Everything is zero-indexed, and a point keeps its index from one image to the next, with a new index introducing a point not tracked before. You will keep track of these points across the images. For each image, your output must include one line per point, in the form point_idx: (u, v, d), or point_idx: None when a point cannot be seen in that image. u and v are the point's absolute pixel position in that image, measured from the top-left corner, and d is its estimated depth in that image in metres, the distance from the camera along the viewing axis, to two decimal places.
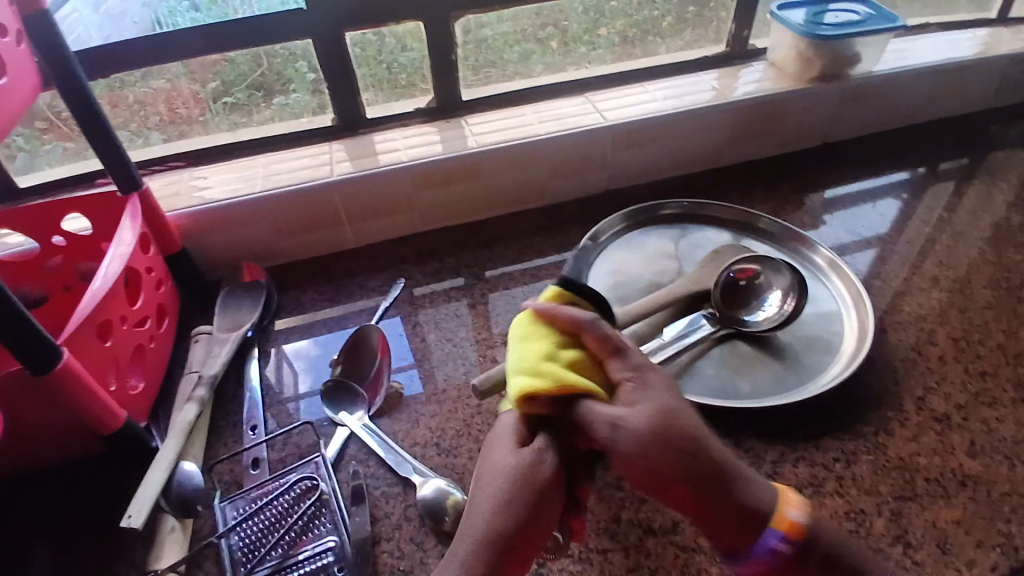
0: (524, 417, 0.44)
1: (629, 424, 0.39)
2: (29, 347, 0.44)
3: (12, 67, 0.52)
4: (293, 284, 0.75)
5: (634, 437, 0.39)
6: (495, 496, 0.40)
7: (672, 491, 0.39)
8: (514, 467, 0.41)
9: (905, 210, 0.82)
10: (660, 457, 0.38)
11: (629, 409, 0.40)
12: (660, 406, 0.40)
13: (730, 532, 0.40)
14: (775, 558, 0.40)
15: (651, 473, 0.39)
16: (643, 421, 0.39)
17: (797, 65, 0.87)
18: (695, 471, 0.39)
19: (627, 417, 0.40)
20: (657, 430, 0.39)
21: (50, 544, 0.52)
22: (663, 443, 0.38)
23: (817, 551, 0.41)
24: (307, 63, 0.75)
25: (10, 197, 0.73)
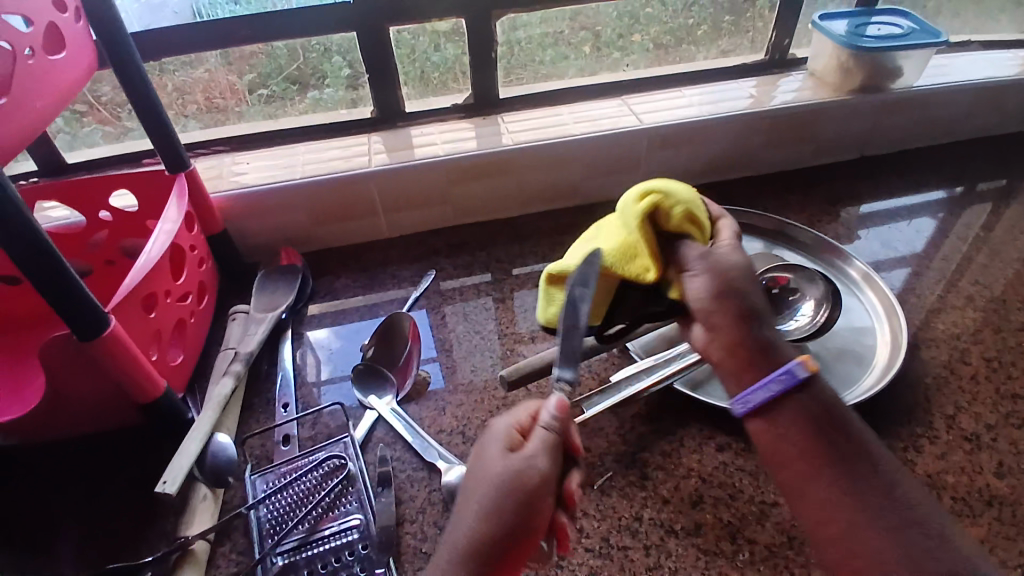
0: (521, 418, 0.45)
1: (711, 262, 0.48)
2: (76, 313, 0.46)
3: (70, 43, 0.55)
4: (326, 270, 0.76)
5: (717, 272, 0.48)
6: (481, 506, 0.41)
7: (726, 313, 0.47)
8: (502, 478, 0.41)
9: (942, 227, 0.81)
10: (725, 287, 0.47)
11: (715, 256, 0.49)
12: (738, 258, 0.49)
13: (748, 366, 0.46)
14: (794, 380, 0.45)
15: (714, 298, 0.47)
16: (729, 259, 0.49)
17: (837, 76, 0.86)
18: (745, 302, 0.47)
19: (714, 256, 0.49)
20: (734, 270, 0.48)
21: (89, 506, 0.54)
22: (733, 277, 0.48)
23: (820, 402, 0.45)
24: (343, 58, 0.77)
25: (58, 172, 0.76)
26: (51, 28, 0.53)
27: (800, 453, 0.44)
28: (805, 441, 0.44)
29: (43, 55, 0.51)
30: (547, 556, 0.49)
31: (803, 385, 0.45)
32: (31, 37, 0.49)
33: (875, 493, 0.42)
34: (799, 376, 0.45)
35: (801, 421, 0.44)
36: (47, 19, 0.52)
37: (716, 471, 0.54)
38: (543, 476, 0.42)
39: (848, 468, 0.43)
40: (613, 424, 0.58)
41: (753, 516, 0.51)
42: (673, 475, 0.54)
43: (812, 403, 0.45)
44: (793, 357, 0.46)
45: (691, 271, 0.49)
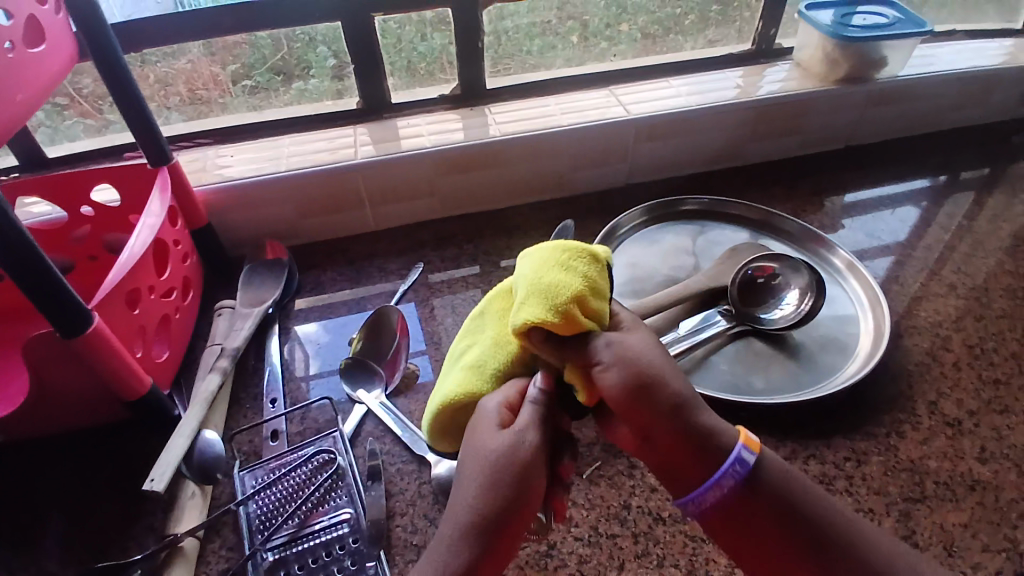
0: (510, 395, 0.44)
1: (623, 347, 0.42)
2: (60, 311, 0.46)
3: (50, 35, 0.54)
4: (313, 264, 0.76)
5: (630, 363, 0.41)
6: (481, 477, 0.39)
7: (658, 410, 0.40)
8: (499, 451, 0.40)
9: (925, 217, 0.82)
10: (643, 377, 0.40)
11: (626, 340, 0.42)
12: (651, 346, 0.42)
13: (693, 462, 0.40)
14: (744, 470, 0.40)
15: (629, 397, 0.40)
16: (643, 343, 0.42)
17: (823, 66, 0.86)
18: (673, 393, 0.40)
19: (628, 341, 0.42)
20: (654, 361, 0.41)
21: (74, 503, 0.54)
22: (657, 367, 0.41)
23: (773, 484, 0.40)
24: (328, 48, 0.76)
25: (37, 165, 0.75)
26: (32, 20, 0.52)
27: (772, 534, 0.40)
28: (775, 529, 0.39)
29: (22, 48, 0.50)
30: (537, 546, 0.50)
31: (754, 472, 0.40)
32: (11, 30, 0.48)
33: (857, 574, 0.38)
34: (749, 462, 0.40)
35: (766, 515, 0.39)
36: (27, 11, 0.51)
37: None
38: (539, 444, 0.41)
39: (819, 544, 0.39)
40: None
41: None
42: None
43: (773, 490, 0.40)
44: (736, 437, 0.41)
45: (599, 358, 0.42)
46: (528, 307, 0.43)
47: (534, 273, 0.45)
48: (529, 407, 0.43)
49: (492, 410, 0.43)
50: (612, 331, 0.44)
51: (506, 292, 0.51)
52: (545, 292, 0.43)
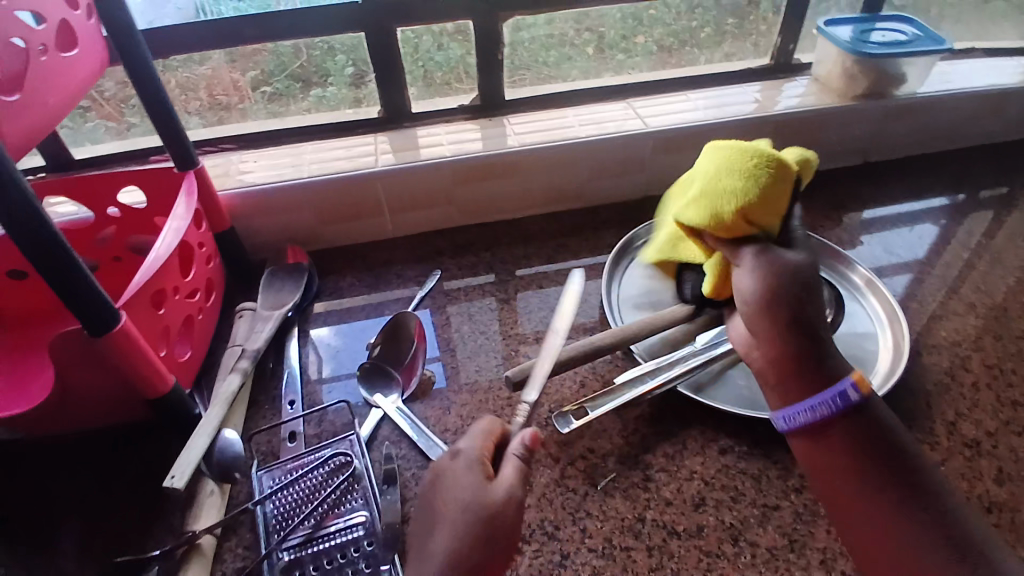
0: (485, 443, 0.47)
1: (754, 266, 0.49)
2: (86, 309, 0.47)
3: (82, 40, 0.55)
4: (332, 269, 0.77)
5: (754, 287, 0.49)
6: (463, 528, 0.43)
7: (782, 337, 0.47)
8: (479, 505, 0.44)
9: (943, 234, 0.82)
10: (782, 289, 0.48)
11: (763, 259, 0.49)
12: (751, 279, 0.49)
13: (804, 388, 0.47)
14: (845, 404, 0.45)
15: (763, 300, 0.48)
16: (754, 278, 0.49)
17: (840, 81, 0.87)
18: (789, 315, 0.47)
19: (747, 273, 0.50)
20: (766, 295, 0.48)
21: (94, 500, 0.55)
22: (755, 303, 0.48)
23: (857, 429, 0.45)
24: (348, 57, 0.78)
25: (66, 167, 0.77)
26: (64, 25, 0.53)
27: (849, 486, 0.44)
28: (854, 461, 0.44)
29: (55, 52, 0.51)
30: (549, 555, 0.50)
31: (857, 407, 0.45)
32: (43, 34, 0.50)
33: (931, 516, 0.42)
34: (852, 398, 0.45)
35: (860, 442, 0.45)
36: (59, 16, 0.52)
37: (718, 474, 0.55)
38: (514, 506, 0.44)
39: (903, 479, 0.44)
40: (616, 425, 0.58)
41: (754, 518, 0.52)
42: (675, 476, 0.54)
43: (869, 423, 0.45)
44: (847, 377, 0.46)
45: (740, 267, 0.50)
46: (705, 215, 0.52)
47: (710, 175, 0.52)
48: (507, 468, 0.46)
49: (468, 459, 0.46)
50: (766, 243, 0.50)
51: (679, 185, 0.60)
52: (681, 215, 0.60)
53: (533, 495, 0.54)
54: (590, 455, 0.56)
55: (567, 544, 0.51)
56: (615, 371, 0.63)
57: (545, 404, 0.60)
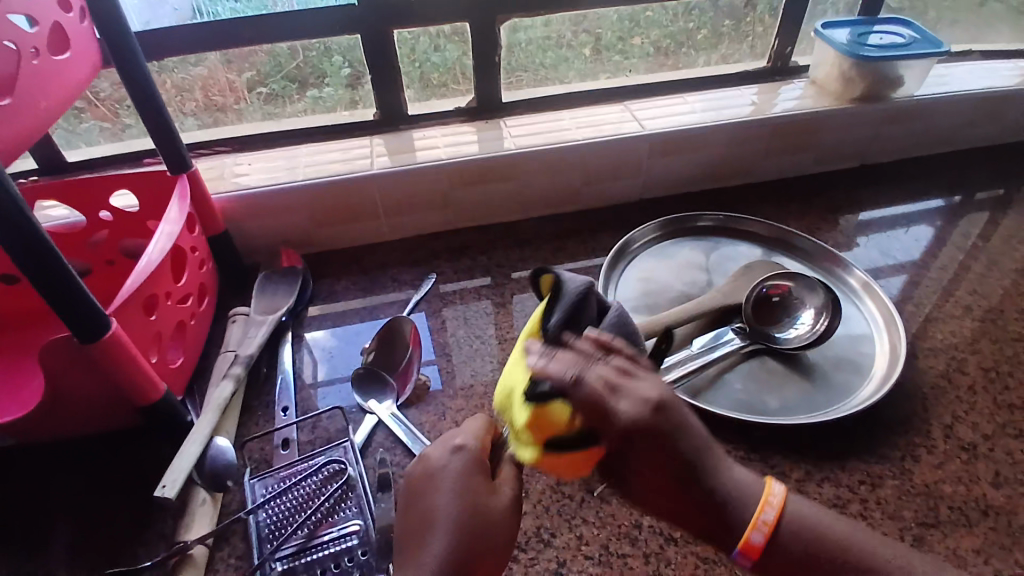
0: (482, 438, 0.47)
1: (631, 390, 0.42)
2: (78, 317, 0.46)
3: (74, 43, 0.55)
4: (326, 273, 0.76)
5: (637, 414, 0.41)
6: (470, 527, 0.43)
7: (642, 451, 0.42)
8: (486, 507, 0.44)
9: (939, 236, 0.82)
10: (655, 418, 0.42)
11: (629, 382, 0.42)
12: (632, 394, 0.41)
13: (717, 529, 0.43)
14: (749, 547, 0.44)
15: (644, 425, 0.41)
16: (628, 410, 0.41)
17: (838, 84, 0.87)
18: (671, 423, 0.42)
19: (618, 400, 0.41)
20: (658, 422, 0.42)
21: (84, 507, 0.54)
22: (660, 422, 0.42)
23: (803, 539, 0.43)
24: (343, 57, 0.77)
25: (57, 171, 0.76)
26: (56, 28, 0.52)
27: None
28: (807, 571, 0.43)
29: (46, 56, 0.50)
30: (546, 563, 0.49)
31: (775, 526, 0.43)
32: (36, 37, 0.49)
33: None
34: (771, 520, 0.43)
35: (797, 560, 0.43)
36: (52, 19, 0.51)
37: None
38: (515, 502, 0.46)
39: None
40: None
41: None
42: None
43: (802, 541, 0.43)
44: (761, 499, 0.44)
45: (607, 395, 0.41)
46: (525, 408, 0.41)
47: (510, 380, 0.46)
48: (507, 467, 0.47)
49: (468, 451, 0.46)
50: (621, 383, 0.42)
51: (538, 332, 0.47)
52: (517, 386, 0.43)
53: (528, 502, 0.53)
54: None
55: (563, 551, 0.50)
56: None
57: None
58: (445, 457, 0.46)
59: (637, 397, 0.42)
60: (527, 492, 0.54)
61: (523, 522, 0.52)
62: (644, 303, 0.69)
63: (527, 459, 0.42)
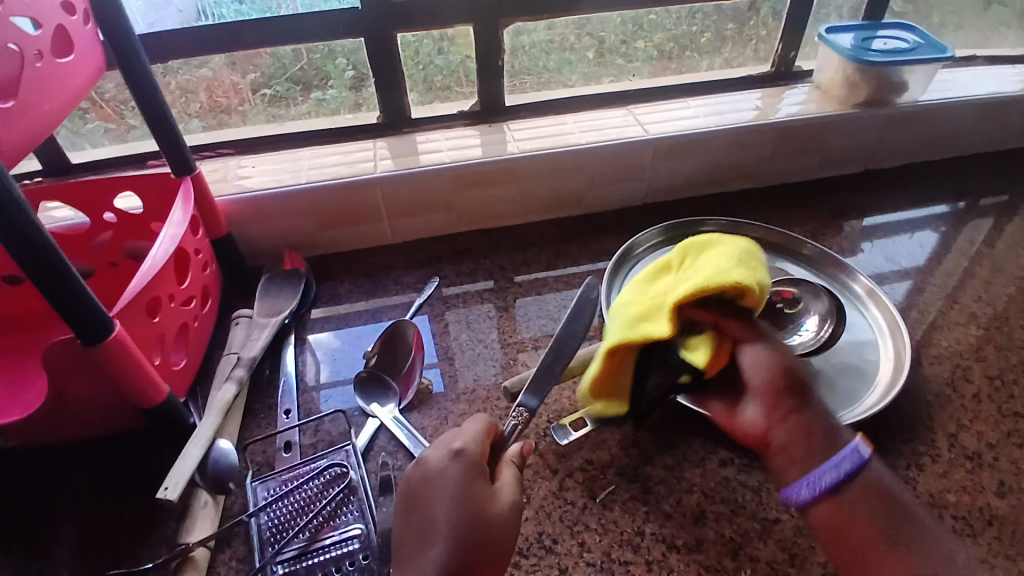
0: (476, 442, 0.48)
1: (767, 343, 0.50)
2: (81, 319, 0.46)
3: (78, 46, 0.55)
4: (329, 276, 0.76)
5: (767, 364, 0.49)
6: (468, 531, 0.43)
7: (783, 389, 0.48)
8: (482, 509, 0.44)
9: (943, 242, 0.81)
10: (784, 376, 0.48)
11: (763, 346, 0.49)
12: (759, 356, 0.49)
13: (811, 450, 0.45)
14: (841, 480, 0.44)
15: (778, 379, 0.48)
16: (756, 355, 0.49)
17: (841, 89, 0.86)
18: (803, 382, 0.48)
19: (751, 350, 0.49)
20: (781, 371, 0.48)
21: (85, 511, 0.54)
22: (767, 380, 0.48)
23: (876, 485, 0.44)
24: (348, 60, 0.77)
25: (62, 172, 0.76)
26: (60, 31, 0.52)
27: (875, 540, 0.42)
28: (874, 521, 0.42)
29: (50, 58, 0.51)
30: (548, 569, 0.49)
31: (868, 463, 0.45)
32: (39, 40, 0.49)
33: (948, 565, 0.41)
34: (864, 455, 0.45)
35: (869, 509, 0.43)
36: (55, 21, 0.51)
37: (719, 487, 0.54)
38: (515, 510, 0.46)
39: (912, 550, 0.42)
40: (616, 436, 0.58)
41: (755, 533, 0.51)
42: (675, 489, 0.54)
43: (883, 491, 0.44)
44: (853, 436, 0.46)
45: (748, 343, 0.49)
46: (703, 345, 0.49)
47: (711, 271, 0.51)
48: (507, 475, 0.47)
49: (466, 457, 0.47)
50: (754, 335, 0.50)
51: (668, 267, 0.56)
52: (720, 279, 0.49)
53: (530, 507, 0.53)
54: (589, 467, 0.56)
55: (565, 558, 0.50)
56: None
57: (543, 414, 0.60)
58: (444, 458, 0.47)
59: (760, 361, 0.49)
60: (529, 497, 0.54)
61: (525, 528, 0.52)
62: None
63: (701, 362, 0.48)
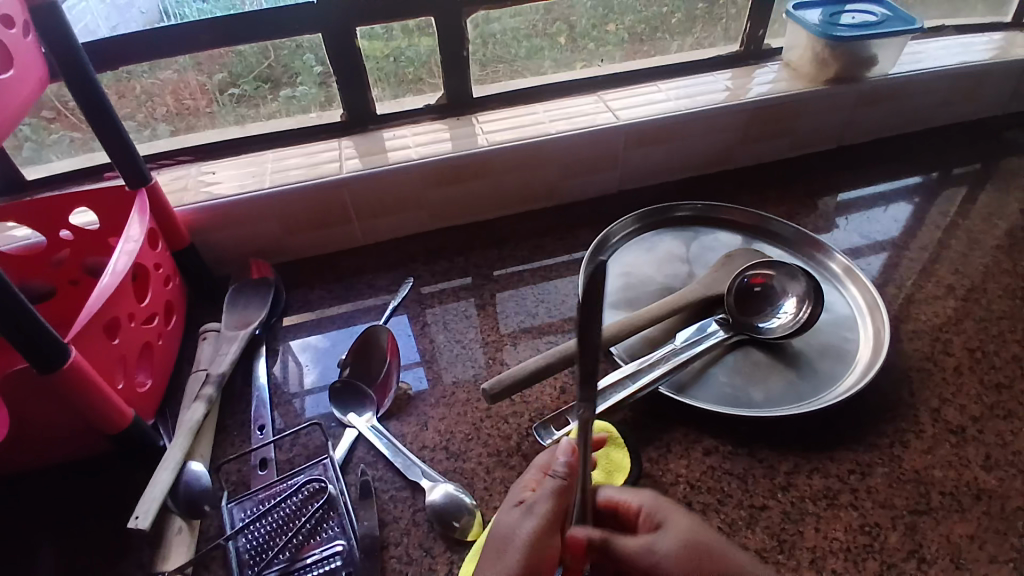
0: (533, 475, 0.45)
1: (677, 540, 0.44)
2: (33, 347, 0.44)
3: (19, 59, 0.52)
4: (300, 282, 0.74)
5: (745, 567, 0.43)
6: (495, 553, 0.41)
7: (719, 554, 0.43)
8: (510, 529, 0.42)
9: (917, 214, 0.82)
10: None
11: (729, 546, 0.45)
12: (721, 538, 0.45)
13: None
14: None
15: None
16: (686, 524, 0.45)
17: (812, 66, 0.86)
18: (733, 564, 0.43)
19: (674, 526, 0.45)
20: (735, 556, 0.44)
21: (52, 542, 0.52)
22: (731, 556, 0.43)
23: None
24: (312, 56, 0.74)
25: (14, 188, 0.73)
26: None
27: None
28: None
29: None
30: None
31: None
32: None
33: None
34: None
35: None
36: None
37: (704, 478, 0.54)
38: (555, 532, 0.42)
39: None
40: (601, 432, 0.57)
41: (743, 521, 0.52)
42: (661, 483, 0.54)
43: None
44: None
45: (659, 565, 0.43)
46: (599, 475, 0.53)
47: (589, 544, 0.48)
48: (545, 487, 0.43)
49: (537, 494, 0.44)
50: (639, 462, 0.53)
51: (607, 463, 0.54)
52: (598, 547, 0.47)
53: None
54: None
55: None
56: (595, 375, 0.61)
57: (525, 414, 0.59)
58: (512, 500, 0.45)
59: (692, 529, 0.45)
60: None
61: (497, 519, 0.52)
62: (625, 298, 0.68)
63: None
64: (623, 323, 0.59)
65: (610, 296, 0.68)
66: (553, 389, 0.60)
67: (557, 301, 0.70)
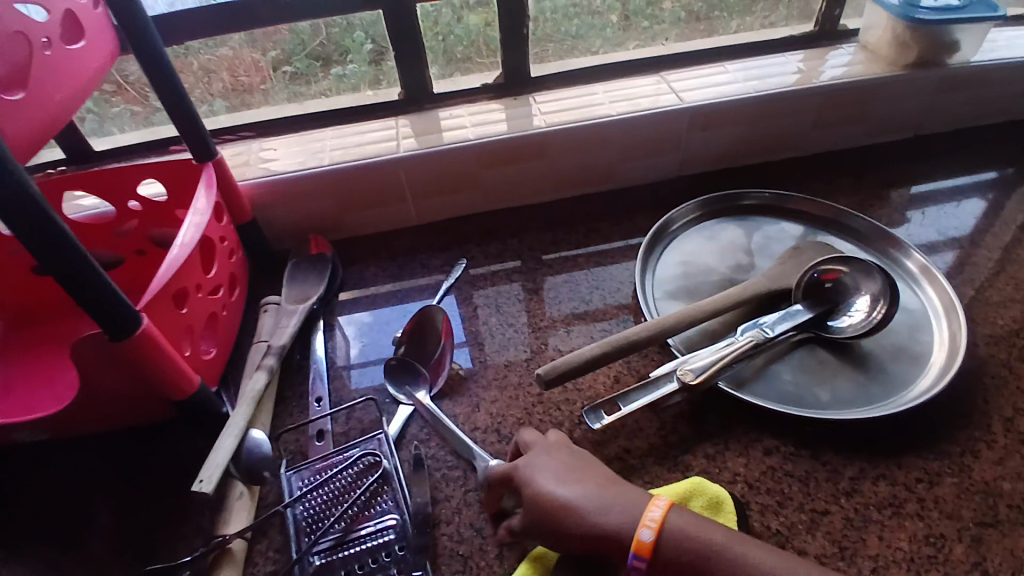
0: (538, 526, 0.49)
1: (521, 478, 0.47)
2: (106, 313, 0.46)
3: (90, 31, 0.53)
4: (355, 259, 0.75)
5: (530, 501, 0.45)
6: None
7: (545, 497, 0.45)
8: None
9: (999, 211, 0.76)
10: (546, 509, 0.44)
11: (524, 473, 0.47)
12: (558, 485, 0.45)
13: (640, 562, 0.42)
14: None
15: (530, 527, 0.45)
16: (547, 474, 0.46)
17: (891, 48, 0.80)
18: (551, 509, 0.44)
19: (539, 472, 0.46)
20: (558, 500, 0.44)
21: (119, 500, 0.55)
22: (558, 500, 0.44)
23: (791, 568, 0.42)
24: (365, 33, 0.74)
25: (85, 160, 0.76)
26: (69, 14, 0.51)
27: None
28: None
29: (60, 45, 0.49)
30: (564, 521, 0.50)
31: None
32: (47, 26, 0.47)
33: None
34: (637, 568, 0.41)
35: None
36: (65, 6, 0.50)
37: (764, 478, 0.52)
38: None
39: None
40: (653, 423, 0.56)
41: (803, 525, 0.50)
42: (718, 479, 0.52)
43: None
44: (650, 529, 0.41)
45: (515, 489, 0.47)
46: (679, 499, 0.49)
47: None
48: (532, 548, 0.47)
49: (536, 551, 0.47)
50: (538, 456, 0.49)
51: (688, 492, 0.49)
52: None
53: None
54: (626, 456, 0.54)
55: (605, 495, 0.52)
56: (650, 366, 0.60)
57: (577, 401, 0.58)
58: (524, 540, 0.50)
59: (626, 499, 0.44)
60: None
61: None
62: (683, 288, 0.66)
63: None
64: (683, 314, 0.57)
65: (668, 285, 0.66)
66: (607, 378, 0.59)
67: (612, 289, 0.69)
